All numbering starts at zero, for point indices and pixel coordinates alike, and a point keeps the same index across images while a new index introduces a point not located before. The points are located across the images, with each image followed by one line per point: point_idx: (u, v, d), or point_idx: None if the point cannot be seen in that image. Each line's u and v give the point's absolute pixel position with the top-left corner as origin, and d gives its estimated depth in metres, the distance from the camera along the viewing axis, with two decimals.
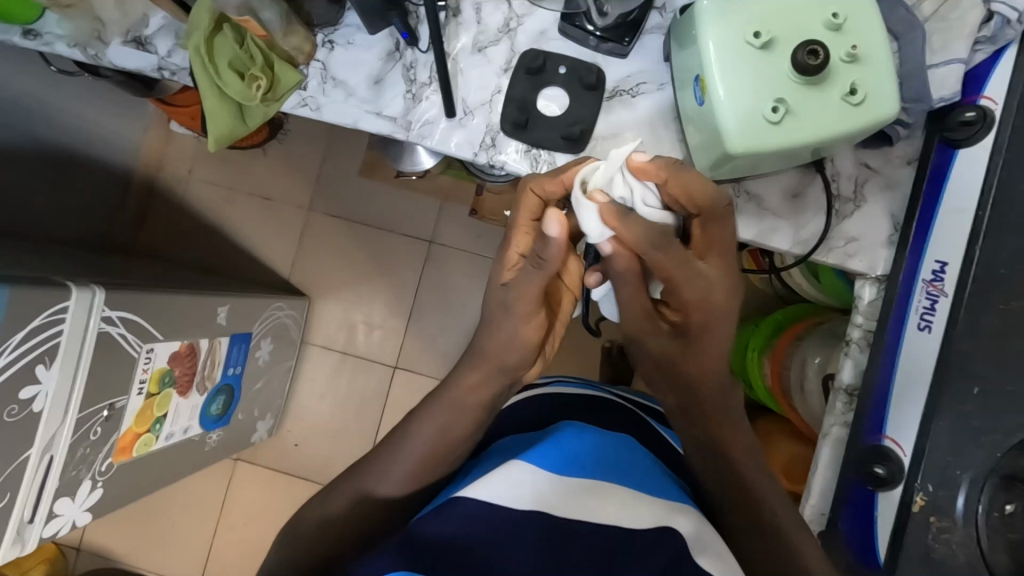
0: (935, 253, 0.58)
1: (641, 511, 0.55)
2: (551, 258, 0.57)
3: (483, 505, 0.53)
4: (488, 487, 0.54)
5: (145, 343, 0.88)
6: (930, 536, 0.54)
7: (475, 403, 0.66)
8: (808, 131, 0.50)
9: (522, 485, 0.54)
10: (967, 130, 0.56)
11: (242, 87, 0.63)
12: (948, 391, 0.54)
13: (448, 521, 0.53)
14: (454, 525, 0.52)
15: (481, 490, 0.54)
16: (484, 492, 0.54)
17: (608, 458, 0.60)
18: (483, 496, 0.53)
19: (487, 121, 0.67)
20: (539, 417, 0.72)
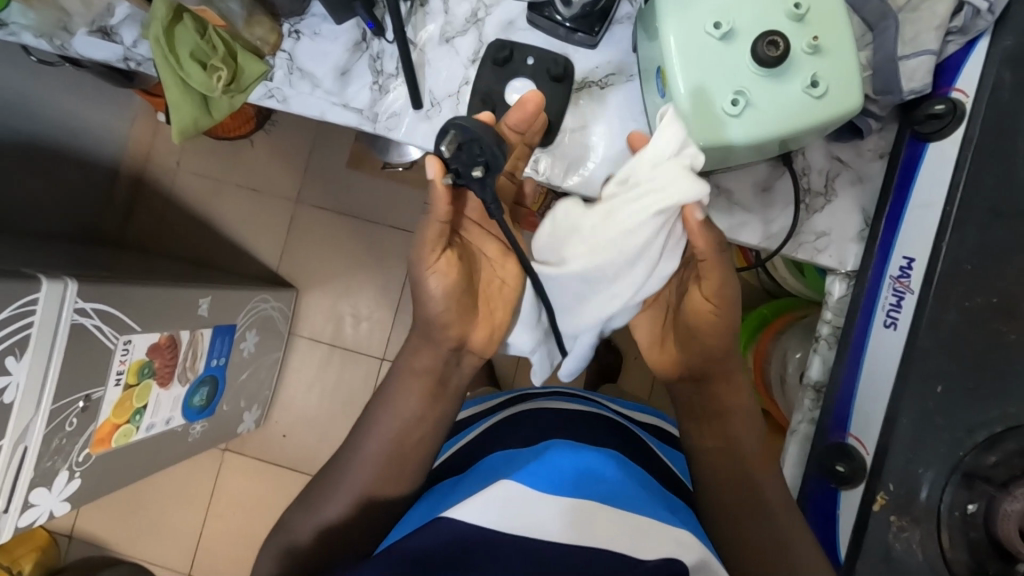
0: (903, 249, 0.57)
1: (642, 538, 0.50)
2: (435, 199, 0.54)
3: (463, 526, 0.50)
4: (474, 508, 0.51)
5: (121, 335, 0.88)
6: (890, 534, 0.54)
7: (422, 387, 0.63)
8: (769, 125, 0.49)
9: (510, 509, 0.51)
10: (937, 123, 0.55)
11: (204, 77, 0.62)
12: (912, 388, 0.53)
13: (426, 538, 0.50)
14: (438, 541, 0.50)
15: (464, 510, 0.51)
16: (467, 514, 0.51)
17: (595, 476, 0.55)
18: (465, 517, 0.51)
19: (454, 113, 0.66)
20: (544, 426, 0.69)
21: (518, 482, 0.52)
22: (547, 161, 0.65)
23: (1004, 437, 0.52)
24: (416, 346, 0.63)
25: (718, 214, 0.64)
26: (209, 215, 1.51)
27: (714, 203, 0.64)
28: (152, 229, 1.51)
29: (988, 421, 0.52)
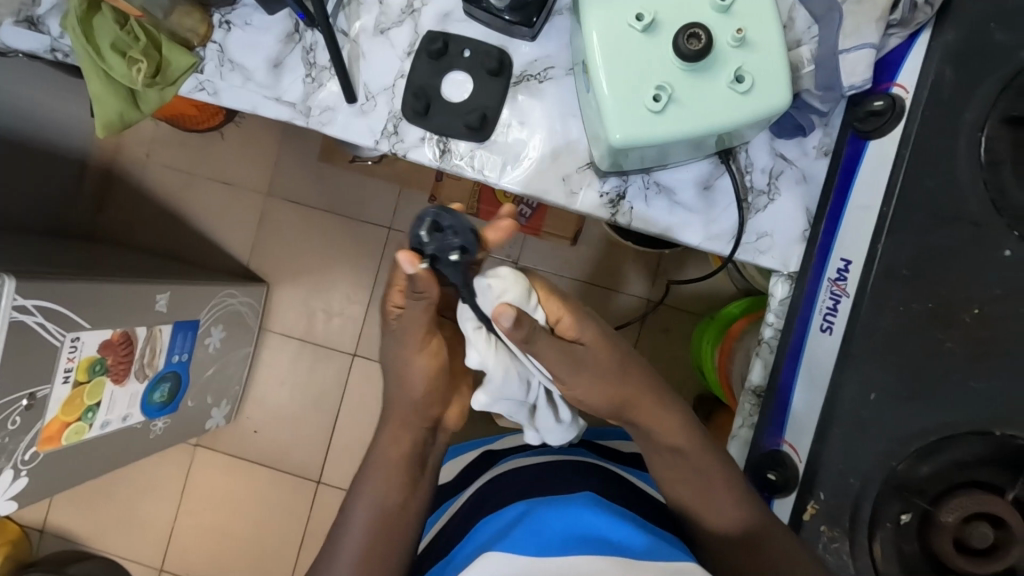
0: (841, 251, 0.55)
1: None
2: (425, 290, 0.54)
3: None
4: None
5: (68, 331, 0.87)
6: (821, 545, 0.52)
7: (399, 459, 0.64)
8: (694, 123, 0.47)
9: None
10: (876, 120, 0.54)
11: (125, 70, 0.60)
12: (845, 396, 0.52)
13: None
14: None
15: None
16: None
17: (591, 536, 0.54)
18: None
19: (390, 107, 0.64)
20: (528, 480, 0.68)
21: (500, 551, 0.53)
22: (485, 156, 0.63)
23: (938, 448, 0.51)
24: (392, 431, 0.64)
25: (660, 221, 0.62)
26: (180, 209, 1.49)
27: (654, 210, 0.62)
28: (122, 222, 1.49)
29: (922, 432, 0.51)
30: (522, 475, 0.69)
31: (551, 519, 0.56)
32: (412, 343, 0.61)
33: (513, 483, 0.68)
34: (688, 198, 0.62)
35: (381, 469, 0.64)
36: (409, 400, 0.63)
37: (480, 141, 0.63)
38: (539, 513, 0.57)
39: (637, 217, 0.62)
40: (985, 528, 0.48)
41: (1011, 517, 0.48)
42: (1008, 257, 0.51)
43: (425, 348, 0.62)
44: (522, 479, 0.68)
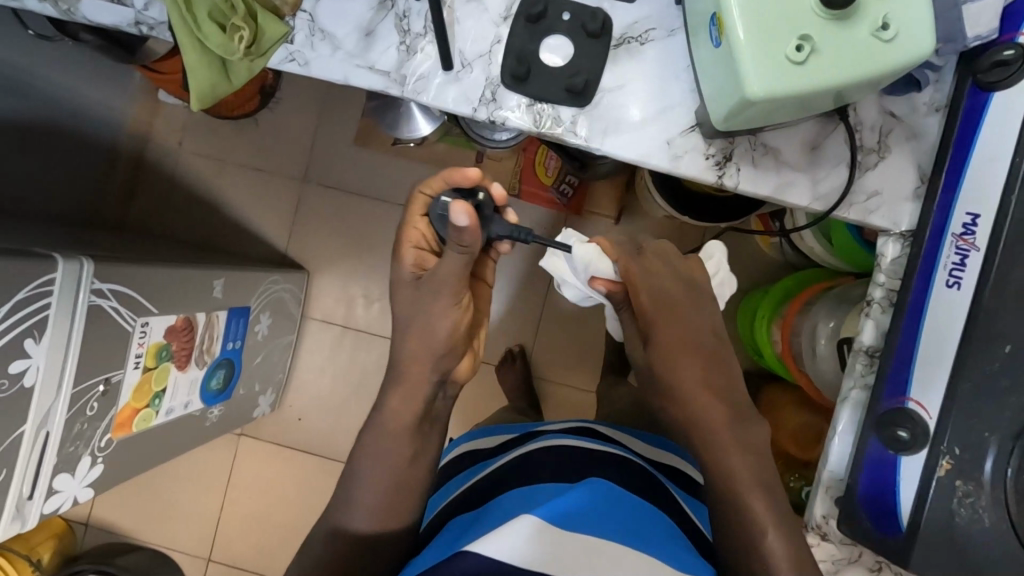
0: (965, 205, 0.54)
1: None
2: (471, 244, 0.58)
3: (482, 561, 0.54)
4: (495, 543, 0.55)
5: (138, 317, 0.86)
6: (954, 500, 0.52)
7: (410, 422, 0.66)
8: (836, 73, 0.47)
9: (530, 543, 0.55)
10: (1002, 71, 0.53)
11: (223, 39, 0.59)
12: (977, 350, 0.51)
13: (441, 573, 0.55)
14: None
15: (484, 544, 0.55)
16: (489, 546, 0.55)
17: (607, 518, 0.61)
18: (487, 551, 0.54)
19: (486, 74, 0.63)
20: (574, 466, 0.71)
21: (541, 518, 0.58)
22: (585, 122, 0.62)
23: None
24: (404, 388, 0.66)
25: (765, 182, 0.61)
26: (215, 197, 1.47)
27: (757, 173, 0.61)
28: (157, 212, 1.47)
29: None
30: (565, 454, 0.73)
31: (586, 506, 0.62)
32: (446, 294, 0.63)
33: (554, 459, 0.72)
34: (793, 158, 0.61)
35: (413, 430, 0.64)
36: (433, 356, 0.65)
37: (582, 106, 0.62)
38: (590, 496, 0.63)
39: (744, 179, 0.61)
40: None
41: None
42: None
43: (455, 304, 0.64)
44: (561, 457, 0.73)
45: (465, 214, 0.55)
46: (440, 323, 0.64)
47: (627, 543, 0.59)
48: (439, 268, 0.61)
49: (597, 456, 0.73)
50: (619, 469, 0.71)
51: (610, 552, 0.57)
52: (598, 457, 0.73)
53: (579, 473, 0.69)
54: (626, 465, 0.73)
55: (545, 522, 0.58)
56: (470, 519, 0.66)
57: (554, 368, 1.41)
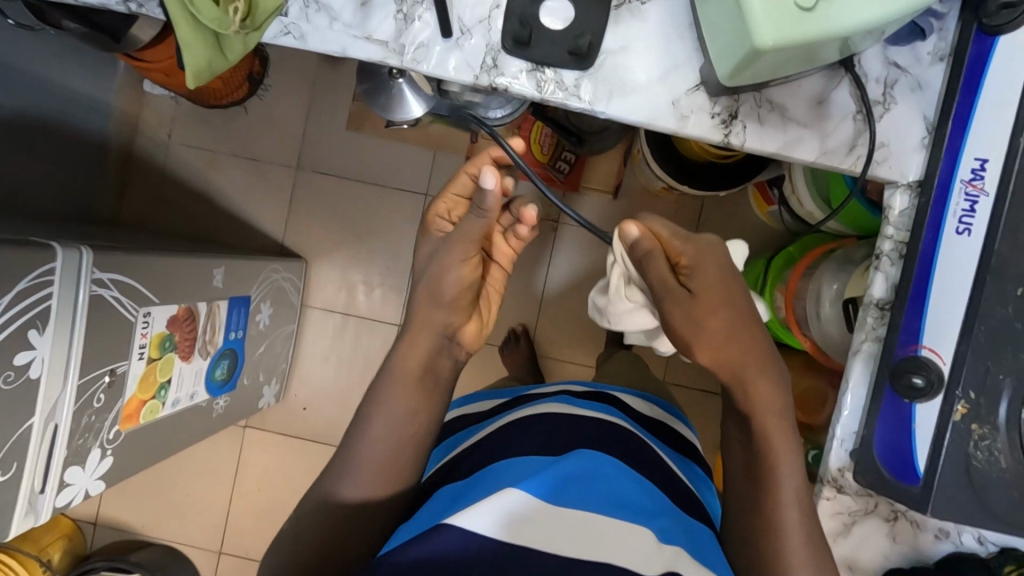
0: (973, 151, 0.54)
1: (631, 549, 0.59)
2: (490, 208, 0.60)
3: (469, 534, 0.56)
4: (478, 516, 0.57)
5: (141, 307, 0.85)
6: (971, 444, 0.53)
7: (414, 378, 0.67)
8: (847, 18, 0.46)
9: (511, 517, 0.58)
10: (1008, 13, 0.52)
11: (217, 12, 0.58)
12: (990, 294, 0.52)
13: (421, 543, 0.56)
14: (444, 544, 0.56)
15: (466, 519, 0.57)
16: (470, 521, 0.57)
17: (598, 491, 0.64)
18: (469, 525, 0.56)
19: (487, 40, 0.62)
20: (549, 435, 0.73)
21: (523, 491, 0.60)
22: (589, 85, 0.62)
23: None
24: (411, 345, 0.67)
25: (772, 140, 0.61)
26: (208, 189, 1.46)
27: (765, 131, 0.61)
28: (149, 207, 1.45)
29: None
30: (551, 420, 0.76)
31: (577, 480, 0.64)
32: (456, 254, 0.64)
33: (532, 426, 0.75)
34: (800, 115, 0.60)
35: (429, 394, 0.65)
36: (439, 306, 0.66)
37: (584, 69, 0.61)
38: (584, 468, 0.66)
39: (750, 137, 0.61)
40: None
41: None
42: None
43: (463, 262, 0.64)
44: (537, 424, 0.75)
45: (493, 175, 0.58)
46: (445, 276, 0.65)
47: (612, 512, 0.62)
48: (461, 226, 0.63)
49: (576, 422, 0.76)
50: (587, 434, 0.73)
51: (593, 524, 0.60)
52: (581, 421, 0.76)
53: (563, 437, 0.73)
54: (598, 426, 0.76)
55: (528, 496, 0.60)
56: (468, 483, 0.68)
57: (558, 347, 1.41)
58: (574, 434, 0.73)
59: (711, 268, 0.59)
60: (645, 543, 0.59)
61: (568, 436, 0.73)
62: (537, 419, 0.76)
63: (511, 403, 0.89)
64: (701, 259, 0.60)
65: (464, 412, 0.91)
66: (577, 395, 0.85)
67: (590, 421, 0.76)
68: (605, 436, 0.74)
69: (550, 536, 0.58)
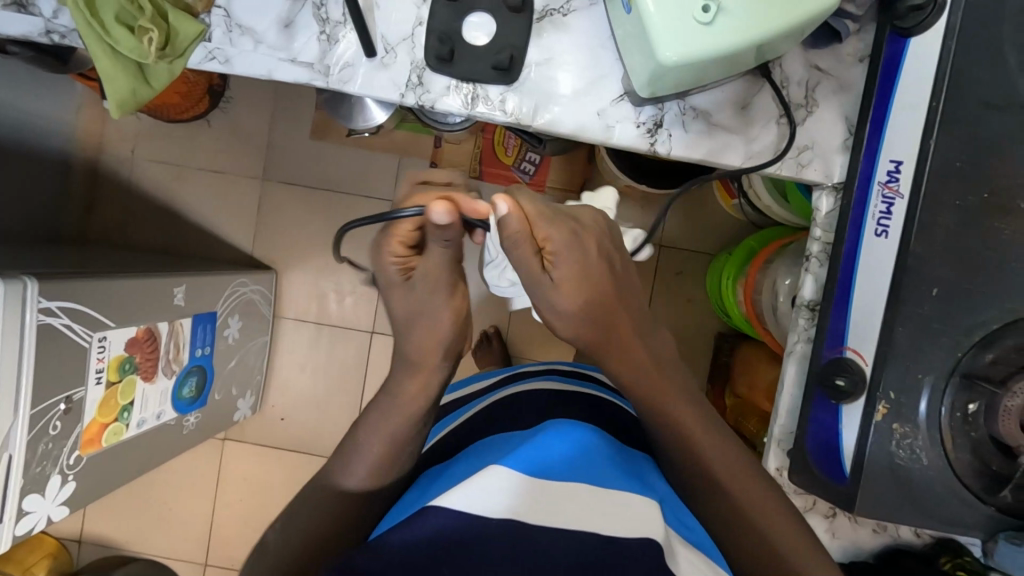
0: (889, 153, 0.54)
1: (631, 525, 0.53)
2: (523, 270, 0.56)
3: (457, 514, 0.52)
4: (464, 494, 0.53)
5: (94, 332, 0.85)
6: (894, 443, 0.54)
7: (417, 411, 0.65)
8: (748, 30, 0.46)
9: (503, 492, 0.53)
10: (918, 15, 0.52)
11: (134, 42, 0.57)
12: (909, 295, 0.52)
13: (412, 526, 0.52)
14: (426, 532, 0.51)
15: (458, 498, 0.53)
16: (460, 499, 0.52)
17: (584, 464, 0.59)
18: (459, 505, 0.52)
19: (412, 57, 0.62)
20: (535, 410, 0.71)
21: (507, 467, 0.55)
22: (515, 99, 0.62)
23: (1001, 334, 0.52)
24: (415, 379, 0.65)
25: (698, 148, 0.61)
26: (176, 202, 1.45)
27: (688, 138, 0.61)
28: (118, 223, 1.45)
29: (984, 321, 0.52)
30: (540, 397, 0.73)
31: (572, 459, 0.59)
32: (441, 293, 0.62)
33: (512, 409, 0.73)
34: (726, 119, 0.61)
35: (406, 403, 0.65)
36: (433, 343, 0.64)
37: (509, 83, 0.61)
38: (580, 450, 0.60)
39: (676, 144, 0.61)
40: None
41: None
42: None
43: (452, 297, 0.63)
44: (517, 402, 0.74)
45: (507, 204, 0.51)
46: (443, 321, 0.63)
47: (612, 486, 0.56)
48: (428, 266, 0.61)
49: (561, 396, 0.74)
50: (568, 405, 0.71)
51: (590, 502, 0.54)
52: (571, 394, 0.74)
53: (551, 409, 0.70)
54: (580, 399, 0.74)
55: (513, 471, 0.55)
56: (440, 472, 0.66)
57: (532, 347, 1.42)
58: (556, 406, 0.71)
59: (572, 259, 0.56)
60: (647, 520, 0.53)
61: (560, 408, 0.71)
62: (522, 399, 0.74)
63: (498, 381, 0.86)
64: (567, 243, 0.56)
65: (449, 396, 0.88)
66: (566, 373, 0.83)
67: (574, 396, 0.74)
68: (588, 408, 0.72)
69: (542, 508, 0.53)
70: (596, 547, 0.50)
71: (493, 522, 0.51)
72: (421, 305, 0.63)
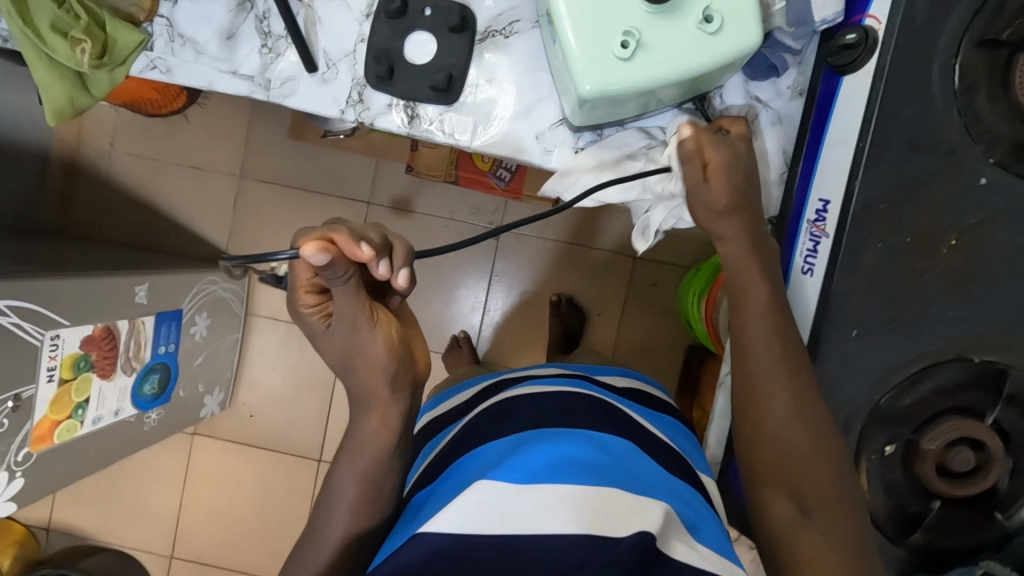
0: (818, 191, 0.54)
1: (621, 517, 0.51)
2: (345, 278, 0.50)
3: (442, 537, 0.49)
4: (449, 516, 0.51)
5: (46, 330, 0.86)
6: None
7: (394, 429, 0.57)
8: (666, 67, 0.46)
9: (489, 508, 0.51)
10: (849, 54, 0.52)
11: (68, 51, 0.57)
12: (830, 335, 0.52)
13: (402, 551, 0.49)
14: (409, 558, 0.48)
15: (438, 521, 0.51)
16: (445, 523, 0.50)
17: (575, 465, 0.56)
18: (443, 526, 0.50)
19: (352, 74, 0.62)
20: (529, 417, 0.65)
21: (497, 478, 0.54)
22: (454, 119, 0.62)
23: (920, 377, 0.52)
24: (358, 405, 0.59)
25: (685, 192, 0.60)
26: (152, 197, 1.46)
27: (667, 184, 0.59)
28: (95, 215, 1.46)
29: (904, 363, 0.52)
30: (533, 401, 0.66)
31: (557, 460, 0.56)
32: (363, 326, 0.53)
33: (492, 421, 0.66)
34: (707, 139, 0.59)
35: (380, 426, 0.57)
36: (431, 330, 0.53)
37: (448, 103, 0.61)
38: (604, 452, 0.59)
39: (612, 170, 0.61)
40: (967, 453, 0.51)
41: (991, 440, 0.51)
42: (984, 184, 0.51)
43: (376, 323, 0.53)
44: (499, 411, 0.67)
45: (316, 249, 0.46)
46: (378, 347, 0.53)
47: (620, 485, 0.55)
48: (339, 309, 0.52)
49: (552, 397, 0.67)
50: (556, 409, 0.65)
51: (598, 500, 0.53)
52: (576, 396, 0.66)
53: (560, 413, 0.64)
54: (572, 398, 0.67)
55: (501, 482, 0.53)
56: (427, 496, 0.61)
57: (503, 354, 1.41)
58: (547, 412, 0.64)
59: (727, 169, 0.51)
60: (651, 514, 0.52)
61: (554, 414, 0.64)
62: (514, 406, 0.67)
63: (477, 396, 0.78)
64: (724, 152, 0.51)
65: (435, 415, 0.81)
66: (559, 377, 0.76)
67: (569, 396, 0.67)
68: (585, 409, 0.65)
69: (542, 514, 0.52)
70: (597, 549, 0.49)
71: (480, 540, 0.49)
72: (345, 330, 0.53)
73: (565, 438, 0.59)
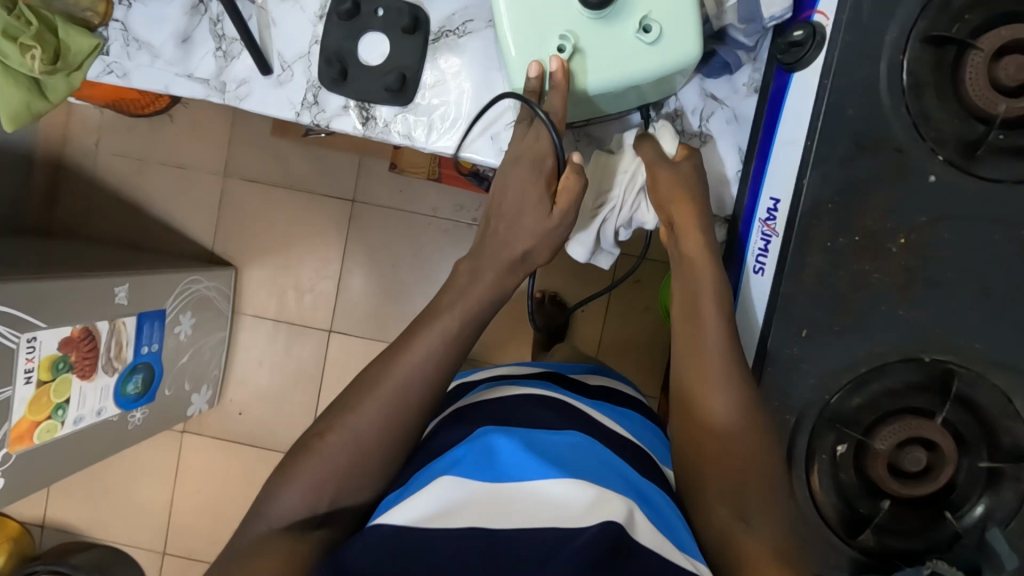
0: (770, 191, 0.54)
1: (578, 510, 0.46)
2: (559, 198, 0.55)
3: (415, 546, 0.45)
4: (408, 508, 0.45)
5: (23, 332, 0.87)
6: None
7: None
8: (604, 73, 0.51)
9: (453, 509, 0.46)
10: (797, 51, 0.52)
11: (19, 58, 0.58)
12: (780, 335, 0.53)
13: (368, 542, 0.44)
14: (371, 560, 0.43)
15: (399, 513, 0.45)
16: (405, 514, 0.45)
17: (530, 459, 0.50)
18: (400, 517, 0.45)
19: (307, 76, 0.62)
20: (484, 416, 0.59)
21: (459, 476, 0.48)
22: (410, 120, 0.62)
23: (868, 379, 0.53)
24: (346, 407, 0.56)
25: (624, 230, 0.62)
26: (138, 197, 1.46)
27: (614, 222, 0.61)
28: (82, 215, 1.47)
29: (853, 364, 0.53)
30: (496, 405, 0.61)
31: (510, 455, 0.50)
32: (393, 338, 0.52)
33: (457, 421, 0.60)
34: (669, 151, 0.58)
35: None
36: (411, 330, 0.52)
37: (403, 104, 0.61)
38: (567, 447, 0.53)
39: None
40: (918, 453, 0.51)
41: (943, 439, 0.51)
42: (934, 181, 0.51)
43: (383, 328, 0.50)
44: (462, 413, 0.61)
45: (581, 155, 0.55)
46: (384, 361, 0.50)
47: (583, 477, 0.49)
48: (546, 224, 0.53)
49: (513, 401, 0.61)
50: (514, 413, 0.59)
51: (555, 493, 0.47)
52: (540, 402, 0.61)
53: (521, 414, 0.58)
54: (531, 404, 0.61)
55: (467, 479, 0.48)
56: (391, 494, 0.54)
57: (488, 351, 1.41)
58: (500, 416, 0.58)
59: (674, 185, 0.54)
60: (613, 503, 0.46)
61: (516, 416, 0.58)
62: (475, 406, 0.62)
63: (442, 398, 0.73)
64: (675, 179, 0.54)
65: None
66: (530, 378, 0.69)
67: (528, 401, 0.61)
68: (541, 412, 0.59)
69: (499, 515, 0.46)
70: (556, 547, 0.44)
71: (428, 536, 0.44)
72: (512, 198, 0.54)
73: (528, 433, 0.54)
